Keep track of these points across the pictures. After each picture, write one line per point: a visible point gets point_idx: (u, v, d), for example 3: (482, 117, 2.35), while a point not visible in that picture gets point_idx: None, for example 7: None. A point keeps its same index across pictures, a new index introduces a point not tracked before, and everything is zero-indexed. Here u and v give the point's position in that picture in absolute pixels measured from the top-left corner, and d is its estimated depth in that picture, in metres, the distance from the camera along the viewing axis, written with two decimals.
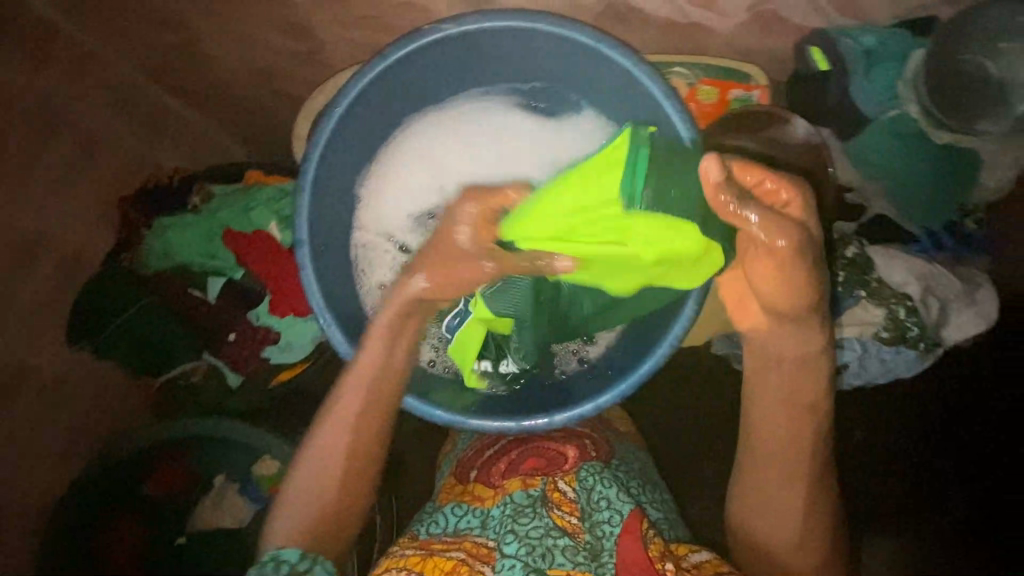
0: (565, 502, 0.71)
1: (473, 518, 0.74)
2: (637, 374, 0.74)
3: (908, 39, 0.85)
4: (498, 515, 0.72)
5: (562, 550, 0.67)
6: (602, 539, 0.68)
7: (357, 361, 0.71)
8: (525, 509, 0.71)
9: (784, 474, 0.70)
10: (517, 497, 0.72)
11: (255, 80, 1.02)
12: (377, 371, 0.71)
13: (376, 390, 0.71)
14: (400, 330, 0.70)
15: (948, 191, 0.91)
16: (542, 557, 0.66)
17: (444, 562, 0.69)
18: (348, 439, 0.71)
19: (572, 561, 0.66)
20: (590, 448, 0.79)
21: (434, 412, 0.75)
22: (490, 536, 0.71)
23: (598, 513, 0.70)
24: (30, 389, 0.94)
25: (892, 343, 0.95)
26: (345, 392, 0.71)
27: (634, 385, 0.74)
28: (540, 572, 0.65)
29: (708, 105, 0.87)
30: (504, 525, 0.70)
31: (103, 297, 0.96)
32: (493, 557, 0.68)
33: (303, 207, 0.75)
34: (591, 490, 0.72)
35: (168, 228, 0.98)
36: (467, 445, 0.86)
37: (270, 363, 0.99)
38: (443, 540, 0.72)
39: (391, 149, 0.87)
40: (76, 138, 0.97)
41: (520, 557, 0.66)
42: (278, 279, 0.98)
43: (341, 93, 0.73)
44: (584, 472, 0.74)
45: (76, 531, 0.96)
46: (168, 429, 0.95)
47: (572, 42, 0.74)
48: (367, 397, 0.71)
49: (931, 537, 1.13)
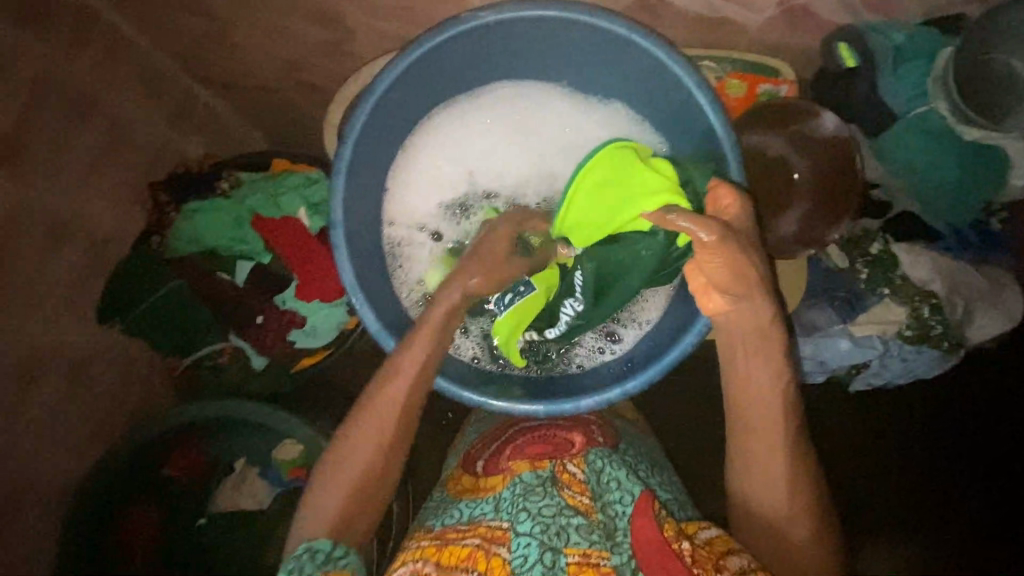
0: (574, 483, 0.71)
1: (485, 505, 0.71)
2: (665, 361, 0.74)
3: (936, 37, 0.86)
4: (508, 496, 0.70)
5: (576, 528, 0.64)
6: (615, 518, 0.67)
7: (408, 352, 0.70)
8: (536, 489, 0.69)
9: (786, 463, 0.68)
10: (526, 477, 0.71)
11: (283, 71, 1.04)
12: (428, 352, 0.70)
13: (426, 370, 0.70)
14: (445, 328, 0.72)
15: (973, 188, 0.91)
16: (556, 535, 0.64)
17: (460, 551, 0.65)
18: (390, 432, 0.69)
19: (586, 539, 0.64)
20: (597, 433, 0.80)
21: (463, 393, 0.76)
22: (503, 517, 0.68)
23: (609, 494, 0.70)
24: (56, 371, 0.94)
25: (914, 341, 0.96)
26: (396, 373, 0.69)
27: (662, 372, 0.74)
28: (555, 550, 0.62)
29: (736, 97, 0.91)
30: (515, 504, 0.68)
31: (137, 277, 0.99)
32: (508, 537, 0.65)
33: (338, 190, 0.76)
34: (600, 472, 0.72)
35: (197, 212, 0.99)
36: (478, 436, 0.86)
37: (294, 347, 1.01)
38: (458, 529, 0.69)
39: (423, 139, 0.89)
40: (109, 122, 0.97)
41: (535, 534, 0.64)
42: (306, 264, 1.00)
43: (377, 78, 0.74)
44: (593, 456, 0.74)
45: (104, 505, 0.96)
46: (193, 411, 0.96)
47: (605, 32, 0.75)
48: (419, 379, 0.70)
49: (950, 541, 1.12)
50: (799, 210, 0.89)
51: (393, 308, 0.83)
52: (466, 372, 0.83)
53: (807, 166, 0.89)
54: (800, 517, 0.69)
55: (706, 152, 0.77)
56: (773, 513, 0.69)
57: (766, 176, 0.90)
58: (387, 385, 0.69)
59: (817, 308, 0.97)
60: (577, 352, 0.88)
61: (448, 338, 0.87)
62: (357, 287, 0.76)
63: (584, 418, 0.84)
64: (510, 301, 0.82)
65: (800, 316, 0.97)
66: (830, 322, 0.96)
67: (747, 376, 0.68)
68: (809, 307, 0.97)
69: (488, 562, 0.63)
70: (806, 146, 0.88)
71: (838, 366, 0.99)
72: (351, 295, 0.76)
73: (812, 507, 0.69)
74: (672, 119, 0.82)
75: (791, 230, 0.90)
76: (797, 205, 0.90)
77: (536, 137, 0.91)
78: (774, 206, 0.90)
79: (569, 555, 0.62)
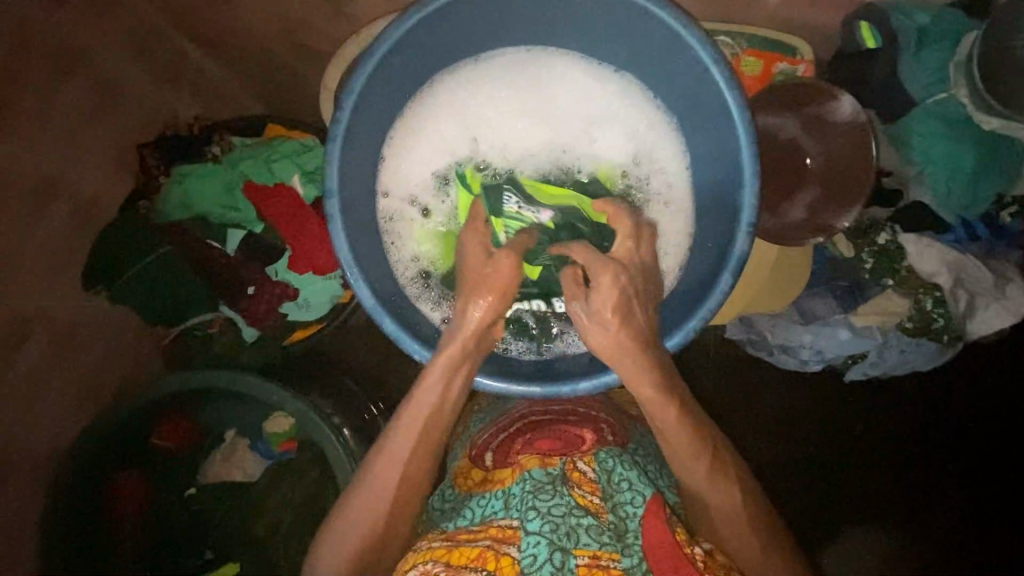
0: (585, 482, 0.70)
1: (495, 502, 0.71)
2: (685, 331, 0.73)
3: (961, 19, 0.84)
4: (518, 492, 0.70)
5: (586, 529, 0.65)
6: (626, 520, 0.67)
7: (418, 389, 0.70)
8: (546, 487, 0.69)
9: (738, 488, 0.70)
10: (536, 474, 0.70)
11: (279, 32, 0.99)
12: (428, 415, 0.70)
13: (427, 433, 0.70)
14: (458, 367, 0.70)
15: (988, 179, 0.88)
16: (567, 536, 0.64)
17: (470, 550, 0.65)
18: (405, 466, 0.70)
19: (597, 540, 0.64)
20: (606, 432, 0.79)
21: None
22: (513, 515, 0.68)
23: (619, 494, 0.70)
24: (42, 338, 0.90)
25: (915, 334, 0.95)
26: (399, 430, 0.70)
27: (681, 343, 0.73)
28: (565, 551, 0.63)
29: (751, 77, 0.87)
30: (524, 502, 0.68)
31: (121, 243, 0.96)
32: (518, 537, 0.66)
33: (334, 157, 0.72)
34: (611, 472, 0.71)
35: (188, 176, 0.97)
36: (482, 426, 0.85)
37: (288, 320, 0.99)
38: (470, 530, 0.69)
39: (421, 106, 0.84)
40: (96, 82, 0.93)
41: (544, 534, 0.64)
42: (298, 234, 0.96)
43: (378, 39, 0.70)
44: (603, 455, 0.74)
45: (89, 472, 0.93)
46: (179, 382, 0.93)
47: (623, 1, 0.71)
48: (421, 437, 0.70)
49: (936, 534, 1.13)
50: (810, 196, 0.89)
51: (387, 285, 0.80)
52: None
53: (820, 150, 0.89)
54: (766, 539, 0.70)
55: (720, 133, 0.75)
56: (741, 537, 0.69)
57: (774, 162, 0.91)
58: (390, 441, 0.70)
59: (817, 297, 0.96)
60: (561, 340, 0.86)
61: (432, 314, 0.85)
62: (352, 261, 0.73)
63: (594, 414, 0.83)
64: None
65: (801, 304, 0.97)
66: (832, 313, 0.96)
67: (666, 427, 0.69)
68: (810, 296, 0.96)
69: (498, 561, 0.64)
70: (817, 130, 0.88)
71: (835, 356, 0.99)
72: (343, 271, 0.73)
73: (772, 527, 0.71)
74: (684, 96, 0.79)
75: (800, 216, 0.88)
76: (807, 192, 0.90)
77: (541, 108, 0.87)
78: (780, 194, 0.90)
79: (579, 556, 0.63)
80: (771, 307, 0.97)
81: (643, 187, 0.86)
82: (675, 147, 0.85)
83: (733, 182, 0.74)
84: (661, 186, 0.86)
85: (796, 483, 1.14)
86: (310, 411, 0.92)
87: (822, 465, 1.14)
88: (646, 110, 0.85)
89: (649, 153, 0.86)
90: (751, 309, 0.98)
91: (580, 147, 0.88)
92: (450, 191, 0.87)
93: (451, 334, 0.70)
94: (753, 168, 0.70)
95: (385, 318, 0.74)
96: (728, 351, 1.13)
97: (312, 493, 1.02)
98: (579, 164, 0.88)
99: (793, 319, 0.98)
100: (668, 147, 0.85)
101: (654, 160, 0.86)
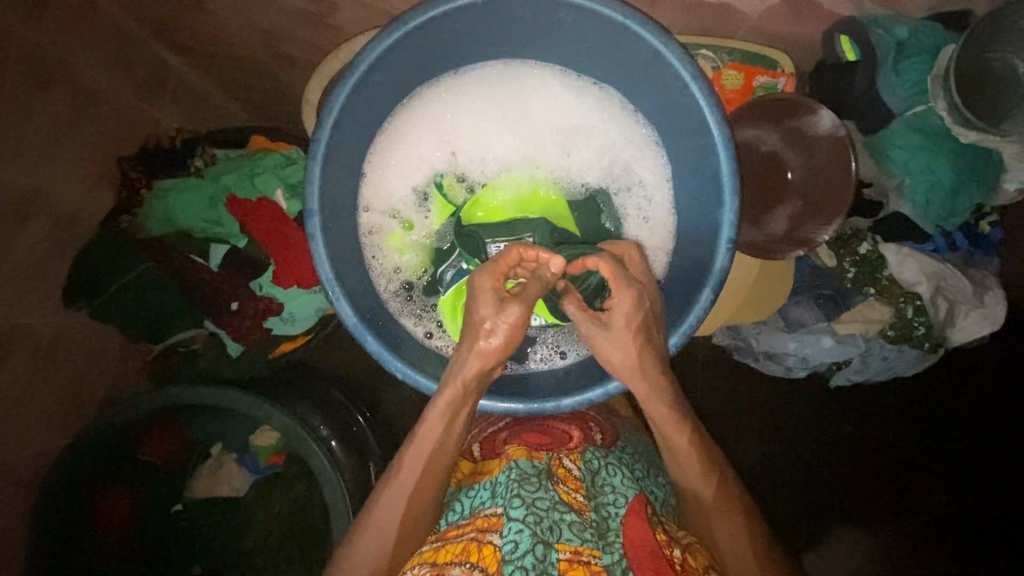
0: (569, 479, 0.71)
1: (483, 492, 0.71)
2: (701, 303, 0.72)
3: (940, 33, 0.85)
4: (504, 481, 0.69)
5: (569, 524, 0.63)
6: (609, 518, 0.66)
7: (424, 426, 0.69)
8: (531, 478, 0.68)
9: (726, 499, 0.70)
10: (522, 465, 0.70)
11: (263, 43, 0.98)
12: (432, 451, 0.69)
13: (433, 469, 0.69)
14: (460, 407, 0.69)
15: (970, 192, 0.89)
16: (549, 530, 0.62)
17: (456, 546, 0.65)
18: (411, 491, 0.68)
19: (579, 536, 0.63)
20: (593, 431, 0.82)
21: (421, 379, 0.74)
22: (498, 503, 0.67)
23: (603, 495, 0.70)
24: (23, 353, 0.89)
25: (897, 341, 0.96)
26: (403, 471, 0.69)
27: (700, 317, 0.72)
28: (547, 544, 0.60)
29: (733, 90, 0.89)
30: (510, 490, 0.66)
31: (105, 258, 0.95)
32: (500, 523, 0.64)
33: (314, 175, 0.72)
34: (596, 473, 0.73)
35: (172, 190, 0.96)
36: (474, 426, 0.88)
37: (273, 334, 1.00)
38: (458, 524, 0.69)
39: (403, 120, 0.84)
40: (75, 92, 0.90)
41: (528, 523, 0.62)
42: (283, 249, 0.96)
43: (357, 58, 0.69)
44: (589, 455, 0.76)
45: (72, 486, 0.91)
46: (158, 397, 0.92)
47: (603, 18, 0.71)
48: (422, 479, 0.68)
49: (916, 535, 1.15)
50: (791, 207, 0.90)
51: (368, 299, 0.80)
52: (425, 355, 0.81)
53: (801, 165, 0.89)
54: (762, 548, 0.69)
55: (701, 148, 0.75)
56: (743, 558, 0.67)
57: (754, 173, 0.92)
58: (398, 478, 0.69)
59: (803, 306, 0.97)
60: (534, 354, 0.86)
61: (411, 327, 0.86)
62: (335, 281, 0.73)
63: (584, 414, 0.87)
64: (453, 276, 0.85)
65: (786, 313, 0.98)
66: (815, 320, 0.97)
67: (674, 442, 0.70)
68: (795, 304, 0.97)
69: (481, 552, 0.62)
70: (799, 145, 0.88)
71: (819, 364, 1.00)
72: (326, 290, 0.73)
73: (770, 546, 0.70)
74: (665, 111, 0.79)
75: (781, 228, 0.89)
76: (786, 204, 0.90)
77: (524, 120, 0.87)
78: (761, 205, 0.92)
79: (561, 551, 0.60)
80: (757, 316, 0.98)
81: (622, 198, 0.87)
82: (658, 160, 0.85)
83: (715, 199, 0.74)
84: (643, 198, 0.86)
85: (781, 485, 1.15)
86: (297, 426, 0.91)
87: (805, 467, 1.15)
88: (627, 120, 0.85)
89: (630, 164, 0.86)
90: (737, 320, 0.99)
91: (563, 158, 0.89)
92: (432, 208, 0.88)
93: (455, 368, 0.69)
94: (734, 186, 0.71)
95: (366, 336, 0.73)
96: (712, 356, 1.14)
97: (298, 502, 1.02)
98: (563, 176, 0.89)
99: (777, 327, 0.99)
100: (649, 158, 0.85)
101: (635, 170, 0.86)
